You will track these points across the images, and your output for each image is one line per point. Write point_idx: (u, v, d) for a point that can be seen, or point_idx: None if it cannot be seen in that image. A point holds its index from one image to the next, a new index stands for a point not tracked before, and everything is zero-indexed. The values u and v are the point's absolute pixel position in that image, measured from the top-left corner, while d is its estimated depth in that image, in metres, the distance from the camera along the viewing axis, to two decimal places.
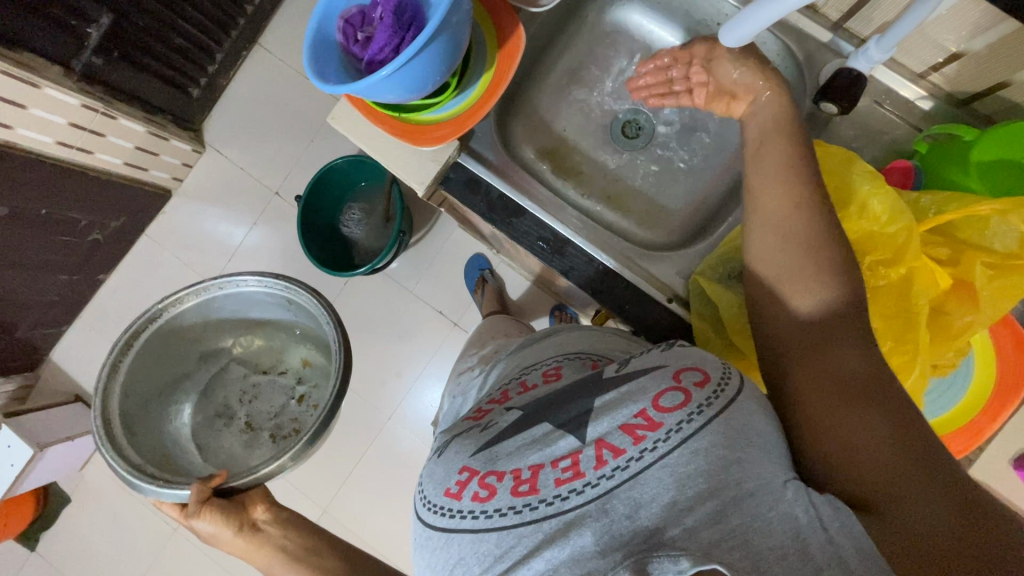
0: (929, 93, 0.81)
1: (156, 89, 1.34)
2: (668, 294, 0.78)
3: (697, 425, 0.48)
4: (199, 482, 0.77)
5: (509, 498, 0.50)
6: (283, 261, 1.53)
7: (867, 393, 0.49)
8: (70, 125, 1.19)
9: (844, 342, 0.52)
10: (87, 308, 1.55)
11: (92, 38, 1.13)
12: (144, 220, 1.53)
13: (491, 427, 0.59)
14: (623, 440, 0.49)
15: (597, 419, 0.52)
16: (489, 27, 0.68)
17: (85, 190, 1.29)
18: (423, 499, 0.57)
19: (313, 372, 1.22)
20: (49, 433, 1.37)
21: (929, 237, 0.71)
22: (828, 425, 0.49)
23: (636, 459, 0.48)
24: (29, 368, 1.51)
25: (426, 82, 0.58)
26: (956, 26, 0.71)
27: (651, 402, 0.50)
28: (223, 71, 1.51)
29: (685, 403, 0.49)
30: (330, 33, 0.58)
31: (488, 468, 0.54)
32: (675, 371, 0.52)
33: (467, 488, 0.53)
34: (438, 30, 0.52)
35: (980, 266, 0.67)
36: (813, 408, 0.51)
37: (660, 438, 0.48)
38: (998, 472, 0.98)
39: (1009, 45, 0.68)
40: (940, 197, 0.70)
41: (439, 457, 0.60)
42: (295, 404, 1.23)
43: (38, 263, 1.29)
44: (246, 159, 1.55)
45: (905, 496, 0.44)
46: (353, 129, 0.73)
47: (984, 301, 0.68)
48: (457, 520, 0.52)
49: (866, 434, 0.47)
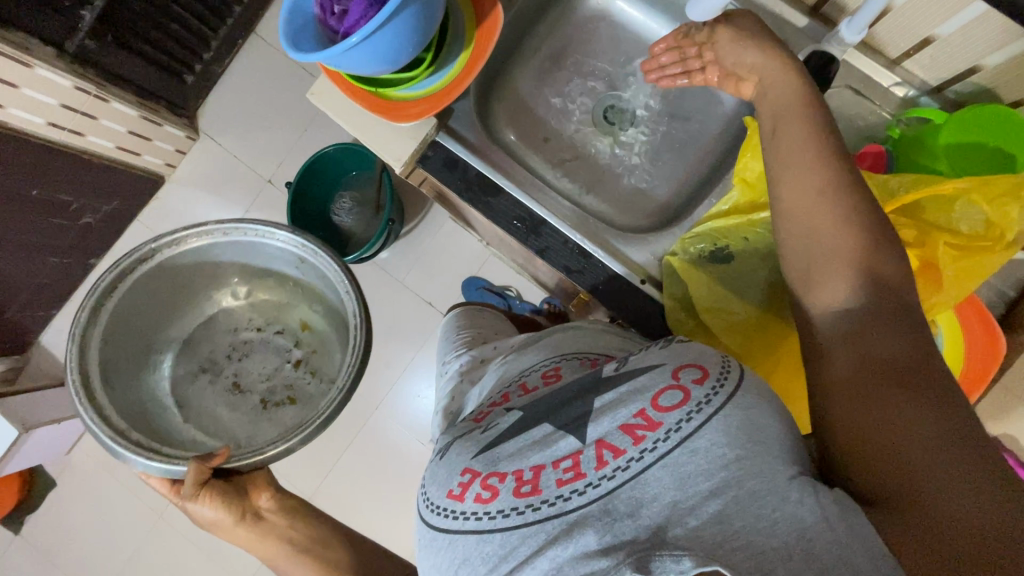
0: (904, 80, 0.81)
1: (150, 74, 1.35)
2: (641, 275, 0.78)
3: (696, 424, 0.47)
4: (198, 460, 0.72)
5: (511, 499, 0.50)
6: None
7: (898, 388, 0.45)
8: (61, 107, 1.19)
9: (886, 332, 0.48)
10: (78, 293, 1.55)
11: (86, 20, 1.13)
12: (136, 206, 1.54)
13: (492, 428, 0.59)
14: (623, 440, 0.49)
15: (597, 420, 0.52)
16: (467, 5, 0.69)
17: (77, 174, 1.30)
18: (426, 499, 0.57)
19: (314, 337, 1.14)
20: (37, 415, 1.37)
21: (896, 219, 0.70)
22: (854, 420, 0.46)
23: (636, 460, 0.48)
24: (18, 351, 1.51)
25: (402, 53, 0.59)
26: (929, 12, 0.71)
27: (651, 401, 0.50)
28: (218, 58, 1.52)
29: (684, 401, 0.49)
30: (307, 8, 0.59)
31: (490, 469, 0.53)
32: (674, 368, 0.51)
33: (470, 490, 0.53)
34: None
35: (944, 245, 0.67)
36: (842, 402, 0.48)
37: (660, 438, 0.48)
38: None
39: (979, 28, 0.68)
40: (907, 178, 0.70)
41: (442, 459, 0.59)
42: (291, 369, 1.15)
43: (29, 246, 1.29)
44: (239, 146, 1.55)
45: (934, 503, 0.41)
46: (331, 105, 0.74)
47: (947, 282, 0.68)
48: (461, 521, 0.52)
49: (900, 431, 0.44)
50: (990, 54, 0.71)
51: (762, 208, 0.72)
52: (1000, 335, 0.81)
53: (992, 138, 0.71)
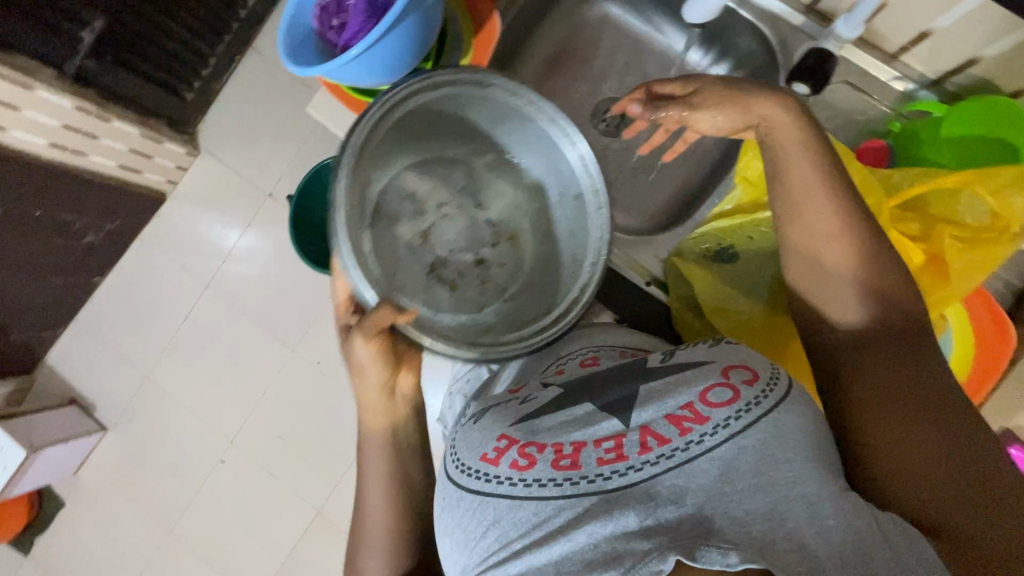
0: (903, 74, 0.80)
1: (150, 92, 1.36)
2: (646, 278, 0.80)
3: (744, 423, 0.48)
4: (386, 306, 0.58)
5: (550, 470, 0.51)
6: (278, 263, 1.54)
7: (915, 411, 0.52)
8: (64, 127, 1.22)
9: (898, 363, 0.54)
10: (82, 312, 1.57)
11: (85, 41, 1.14)
12: (139, 224, 1.55)
13: (530, 400, 0.60)
14: (668, 430, 0.49)
15: (643, 406, 0.52)
16: (463, 13, 0.70)
17: (79, 193, 1.31)
18: (456, 459, 0.57)
19: (511, 251, 0.73)
20: (42, 435, 1.39)
21: (901, 214, 0.70)
22: (888, 443, 0.51)
23: (682, 450, 0.48)
24: (24, 373, 1.53)
25: (401, 62, 0.59)
26: (924, 6, 0.72)
27: (699, 395, 0.50)
28: (216, 75, 1.52)
29: (734, 399, 0.49)
30: (305, 19, 0.59)
31: (529, 438, 0.54)
32: (724, 367, 0.53)
33: (506, 455, 0.53)
34: (408, 8, 0.53)
35: (950, 238, 0.66)
36: (875, 430, 0.53)
37: (707, 432, 0.48)
38: None
39: (976, 19, 0.69)
40: (912, 171, 0.71)
41: (476, 422, 0.60)
42: (470, 263, 0.72)
43: (32, 265, 1.31)
44: (240, 161, 1.56)
45: (948, 509, 0.47)
46: (331, 118, 0.76)
47: (957, 275, 0.66)
48: (494, 485, 0.52)
49: (917, 450, 0.50)
50: (987, 45, 0.71)
51: (764, 206, 0.72)
52: (1008, 328, 0.80)
53: (990, 129, 0.72)
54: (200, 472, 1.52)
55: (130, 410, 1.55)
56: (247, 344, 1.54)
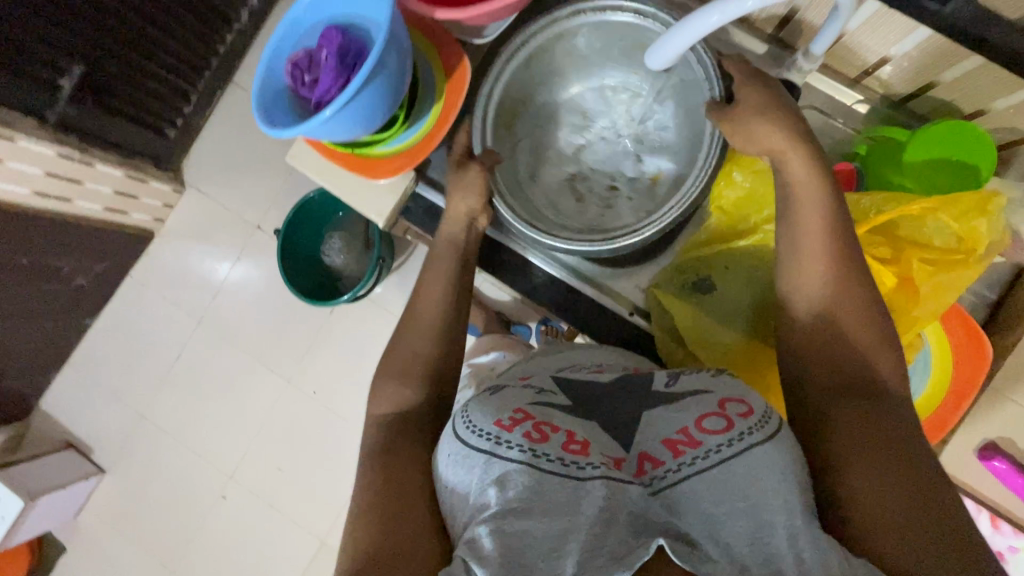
0: (866, 97, 0.81)
1: (132, 133, 1.36)
2: (629, 307, 0.79)
3: (735, 451, 0.50)
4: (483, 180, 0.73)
5: (560, 450, 0.51)
6: (269, 295, 1.54)
7: (886, 457, 0.51)
8: (48, 176, 1.22)
9: (870, 409, 0.55)
10: (75, 354, 1.57)
11: (64, 88, 1.14)
12: (128, 263, 1.55)
13: (544, 393, 0.60)
14: (664, 452, 0.52)
15: (647, 429, 0.55)
16: (435, 58, 0.71)
17: (67, 238, 1.31)
18: (464, 419, 0.55)
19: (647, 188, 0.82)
20: (40, 483, 1.38)
21: (872, 239, 0.70)
22: (862, 487, 0.51)
23: (675, 470, 0.51)
24: (19, 419, 1.52)
25: (376, 115, 0.60)
26: (883, 33, 0.71)
27: (695, 421, 0.53)
28: (198, 111, 1.52)
29: (728, 428, 0.52)
30: (277, 75, 0.60)
31: (544, 419, 0.55)
32: (721, 399, 0.55)
33: (521, 425, 0.53)
34: (378, 73, 0.54)
35: (920, 262, 0.68)
36: (848, 473, 0.52)
37: (700, 455, 0.51)
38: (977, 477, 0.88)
39: (935, 50, 0.69)
40: (880, 197, 0.70)
41: (493, 395, 0.59)
42: (606, 186, 0.84)
43: (22, 313, 1.30)
44: (225, 195, 1.56)
45: (916, 561, 0.46)
46: (309, 165, 0.74)
47: (925, 296, 0.69)
48: (504, 448, 0.51)
49: (888, 496, 0.49)
50: (945, 71, 0.71)
51: (740, 236, 0.74)
52: (988, 346, 0.81)
53: (953, 153, 0.72)
54: (201, 510, 1.51)
55: (127, 450, 1.54)
56: (241, 378, 1.53)
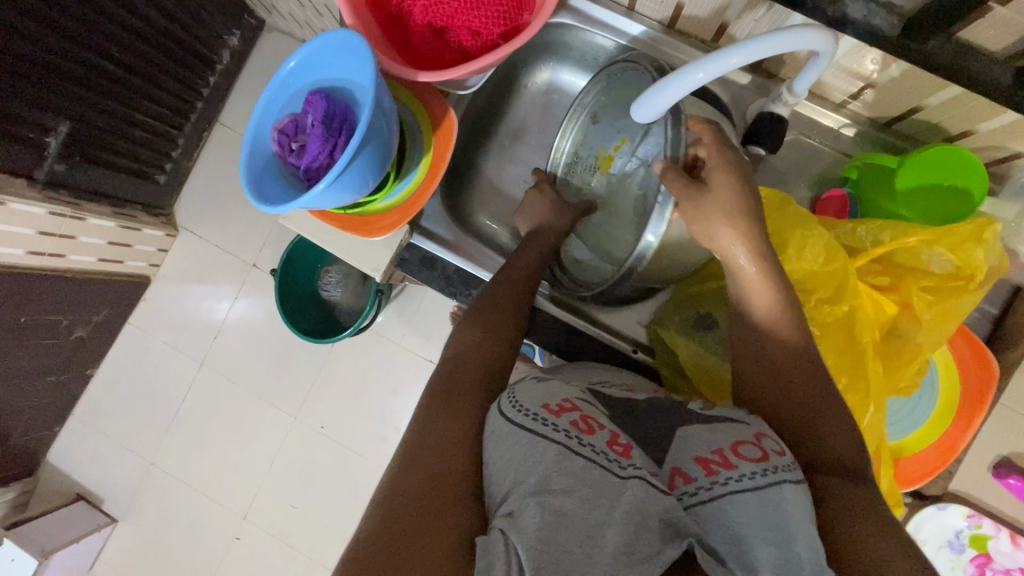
0: (852, 120, 0.80)
1: (122, 183, 1.35)
2: (632, 344, 0.80)
3: (768, 481, 0.48)
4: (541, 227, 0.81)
5: (604, 445, 0.49)
6: (270, 333, 1.54)
7: (884, 520, 0.50)
8: (40, 234, 1.21)
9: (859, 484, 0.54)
10: (80, 405, 1.56)
11: (51, 146, 1.13)
12: (126, 310, 1.54)
13: (586, 394, 0.57)
14: (696, 469, 0.50)
15: (681, 445, 0.53)
16: (419, 110, 0.72)
17: (64, 293, 1.30)
18: (510, 399, 0.53)
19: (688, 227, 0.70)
20: (52, 539, 1.37)
21: (869, 267, 0.73)
22: (865, 537, 0.49)
23: (706, 489, 0.48)
24: (27, 475, 1.51)
25: (366, 178, 0.60)
26: (860, 62, 0.70)
27: (731, 446, 0.52)
28: (186, 154, 1.52)
29: (762, 459, 0.51)
30: (266, 144, 0.61)
31: (589, 413, 0.53)
32: (756, 432, 0.54)
33: (567, 414, 0.51)
34: (363, 143, 0.55)
35: (919, 291, 0.69)
36: (851, 521, 0.50)
37: (734, 477, 0.49)
38: (980, 482, 0.90)
39: (914, 78, 0.67)
40: (876, 226, 0.71)
41: (533, 382, 0.56)
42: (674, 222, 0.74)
43: (22, 372, 1.29)
44: (219, 236, 1.56)
45: None
46: (305, 225, 0.75)
47: (928, 324, 0.70)
48: (548, 429, 0.49)
49: (887, 552, 0.47)
50: (928, 96, 0.69)
51: None
52: (988, 388, 0.81)
53: (946, 176, 0.71)
54: (215, 553, 1.50)
55: (138, 499, 1.53)
56: (247, 419, 1.52)
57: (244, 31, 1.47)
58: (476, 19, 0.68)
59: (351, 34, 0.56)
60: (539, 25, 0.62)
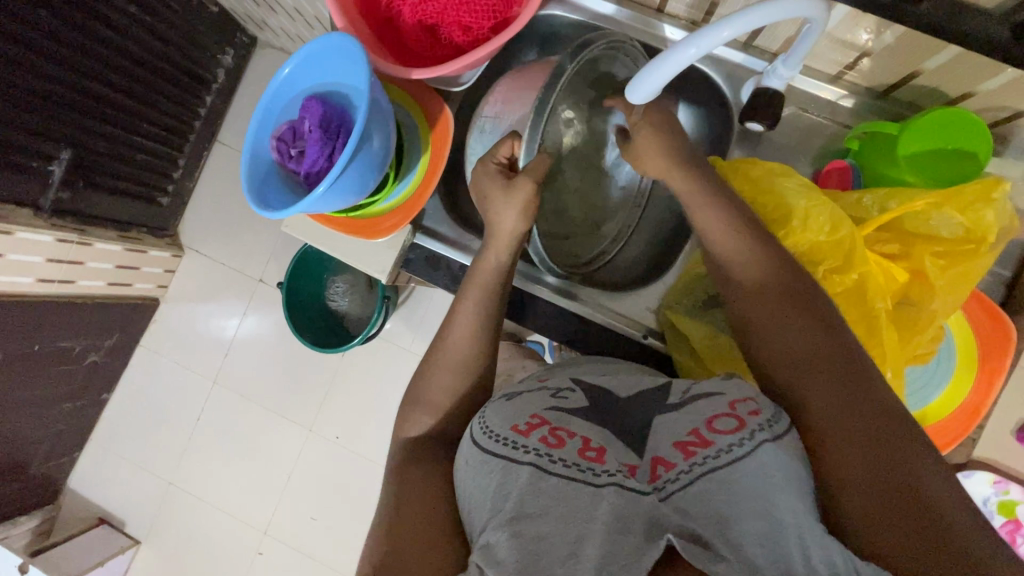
0: (850, 91, 0.79)
1: (126, 207, 1.36)
2: (642, 330, 0.81)
3: (748, 448, 0.49)
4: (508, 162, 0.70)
5: (575, 455, 0.51)
6: (280, 347, 1.54)
7: (865, 425, 0.49)
8: (48, 262, 1.22)
9: (839, 381, 0.52)
10: (97, 429, 1.57)
11: (55, 174, 1.14)
12: (137, 333, 1.56)
13: (560, 395, 0.60)
14: (675, 455, 0.51)
15: (659, 432, 0.54)
16: (416, 111, 0.72)
17: (74, 320, 1.32)
18: (480, 424, 0.57)
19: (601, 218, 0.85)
20: (77, 564, 1.38)
21: (879, 236, 0.72)
22: (844, 456, 0.49)
23: (687, 472, 0.50)
24: (49, 502, 1.53)
25: (367, 179, 0.60)
26: (854, 30, 0.69)
27: (706, 422, 0.52)
28: (187, 175, 1.53)
29: (739, 428, 0.50)
30: (266, 153, 0.62)
31: (560, 423, 0.55)
32: (732, 398, 0.53)
33: (536, 430, 0.54)
34: (359, 145, 0.55)
35: (931, 257, 0.69)
36: (828, 439, 0.50)
37: (711, 455, 0.49)
38: (1005, 449, 0.89)
39: (910, 42, 0.67)
40: (881, 195, 0.70)
41: (507, 400, 0.59)
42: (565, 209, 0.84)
43: (38, 399, 1.30)
44: (224, 253, 1.57)
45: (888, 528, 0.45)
46: (306, 231, 0.77)
47: (941, 289, 0.69)
48: (519, 452, 0.52)
49: (868, 466, 0.47)
50: (926, 60, 0.69)
51: None
52: (1006, 363, 0.81)
53: (949, 140, 0.70)
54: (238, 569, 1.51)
55: (159, 519, 1.54)
56: (262, 433, 1.53)
57: (237, 49, 1.48)
58: (466, 13, 0.69)
59: (343, 37, 0.57)
60: (530, 15, 0.62)
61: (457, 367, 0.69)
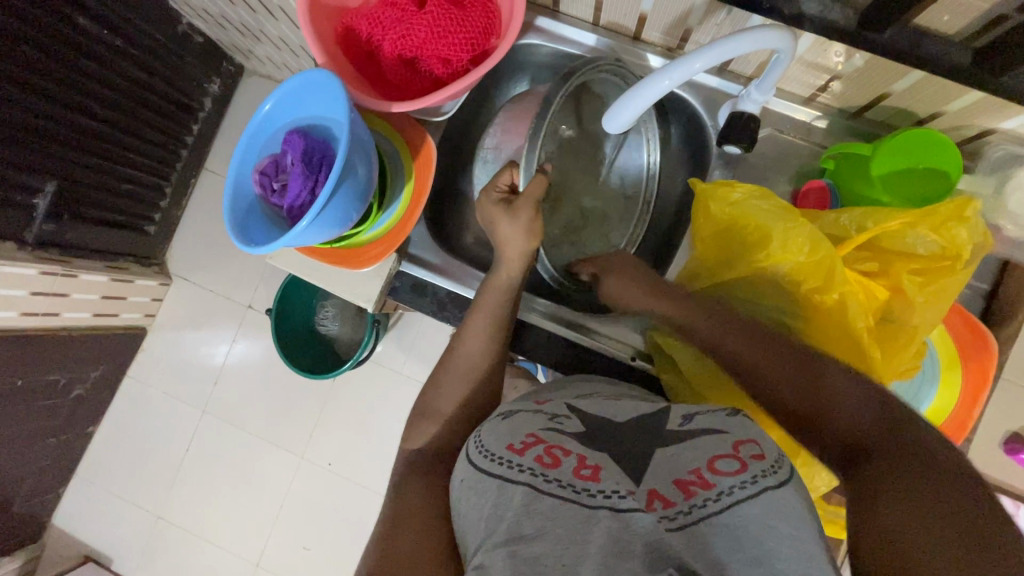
0: (823, 112, 0.81)
1: (112, 236, 1.35)
2: (630, 352, 0.80)
3: (749, 492, 0.46)
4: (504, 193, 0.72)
5: (569, 476, 0.50)
6: (270, 373, 1.53)
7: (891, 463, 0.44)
8: (33, 295, 1.20)
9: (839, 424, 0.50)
10: (82, 463, 1.53)
11: (40, 207, 1.14)
12: (124, 364, 1.53)
13: (558, 421, 0.58)
14: (675, 493, 0.48)
15: (659, 464, 0.51)
16: (398, 139, 0.73)
17: (59, 352, 1.30)
18: (477, 444, 0.56)
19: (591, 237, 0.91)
20: None
21: (857, 254, 0.73)
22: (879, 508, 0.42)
23: (687, 513, 0.46)
24: (32, 540, 1.48)
25: (350, 211, 0.61)
26: (823, 55, 0.71)
27: (707, 462, 0.49)
28: (175, 203, 1.53)
29: (740, 470, 0.48)
30: (248, 187, 0.62)
31: (556, 442, 0.53)
32: (735, 440, 0.51)
33: (531, 449, 0.53)
34: (340, 177, 0.56)
35: (909, 275, 0.70)
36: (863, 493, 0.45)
37: (712, 497, 0.47)
38: (995, 462, 0.88)
39: (876, 66, 0.69)
40: (857, 214, 0.72)
41: (504, 419, 0.59)
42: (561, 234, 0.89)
43: (21, 435, 1.28)
44: (213, 280, 1.56)
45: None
46: (291, 262, 0.77)
47: (922, 306, 0.70)
48: (514, 471, 0.51)
49: (907, 517, 0.41)
50: (893, 82, 0.71)
51: (717, 269, 0.75)
52: (988, 380, 0.82)
53: (920, 159, 0.72)
54: None
55: (147, 554, 1.50)
56: (252, 462, 1.50)
57: (224, 78, 1.49)
58: (445, 46, 0.70)
59: (323, 73, 0.57)
60: (508, 47, 0.64)
61: (447, 395, 0.69)
